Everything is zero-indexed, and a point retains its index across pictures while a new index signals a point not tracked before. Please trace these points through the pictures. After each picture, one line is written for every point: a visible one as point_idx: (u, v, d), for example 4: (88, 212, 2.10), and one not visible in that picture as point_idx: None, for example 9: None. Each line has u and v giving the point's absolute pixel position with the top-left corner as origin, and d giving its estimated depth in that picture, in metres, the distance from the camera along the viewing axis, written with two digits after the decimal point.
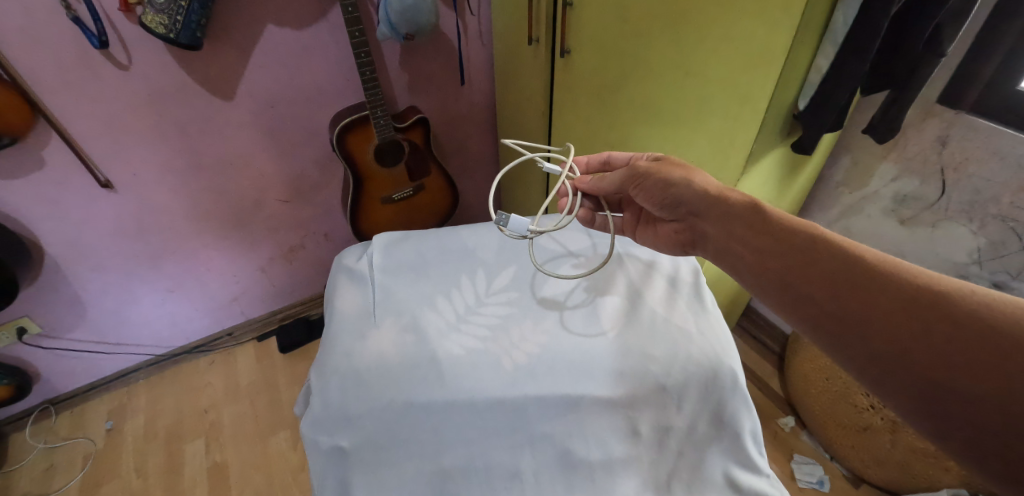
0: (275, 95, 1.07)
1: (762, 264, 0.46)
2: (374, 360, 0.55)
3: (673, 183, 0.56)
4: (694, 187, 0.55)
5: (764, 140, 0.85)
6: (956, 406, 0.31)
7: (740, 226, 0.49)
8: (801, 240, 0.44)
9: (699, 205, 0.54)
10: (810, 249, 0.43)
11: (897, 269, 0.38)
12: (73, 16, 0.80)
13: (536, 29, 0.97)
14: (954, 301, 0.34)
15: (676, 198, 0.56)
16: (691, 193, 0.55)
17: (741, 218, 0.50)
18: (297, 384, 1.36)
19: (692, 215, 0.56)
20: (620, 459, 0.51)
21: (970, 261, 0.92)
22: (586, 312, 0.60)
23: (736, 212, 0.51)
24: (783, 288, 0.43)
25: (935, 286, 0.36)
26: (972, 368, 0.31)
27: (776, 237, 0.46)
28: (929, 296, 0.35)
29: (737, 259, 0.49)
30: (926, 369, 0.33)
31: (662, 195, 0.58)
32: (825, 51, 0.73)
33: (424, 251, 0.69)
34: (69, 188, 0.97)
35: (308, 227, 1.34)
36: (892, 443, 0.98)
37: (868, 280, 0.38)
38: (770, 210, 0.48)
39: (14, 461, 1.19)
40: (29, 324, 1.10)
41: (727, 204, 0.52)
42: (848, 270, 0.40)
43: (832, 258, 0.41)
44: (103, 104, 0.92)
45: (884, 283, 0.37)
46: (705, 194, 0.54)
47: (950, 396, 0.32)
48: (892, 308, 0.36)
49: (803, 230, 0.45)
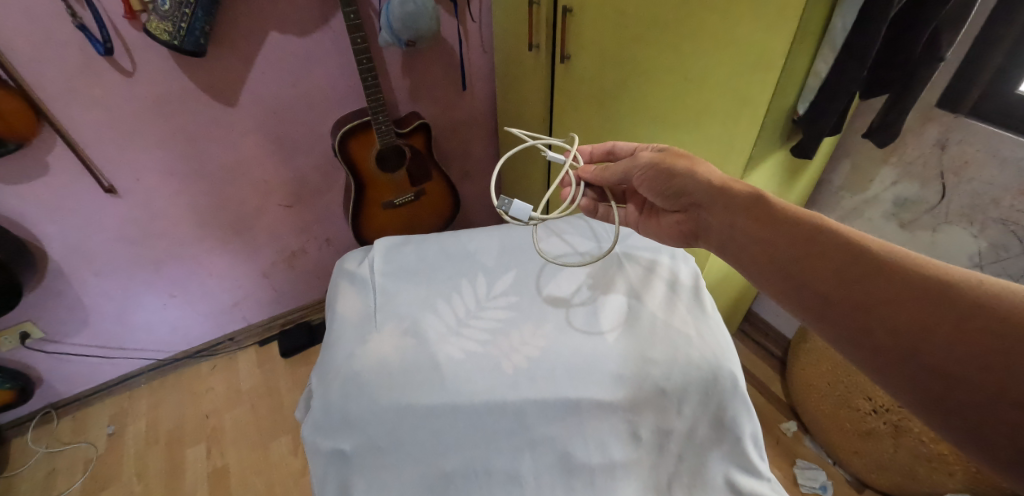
0: (277, 101, 1.08)
1: (766, 259, 0.46)
2: (374, 364, 0.55)
3: (676, 174, 0.56)
4: (698, 177, 0.55)
5: (765, 145, 0.85)
6: (961, 397, 0.31)
7: (743, 220, 0.49)
8: (804, 234, 0.44)
9: (702, 196, 0.54)
10: (814, 242, 0.43)
11: (902, 259, 0.38)
12: (79, 24, 0.81)
13: (536, 34, 1.00)
14: (960, 291, 0.34)
15: (679, 189, 0.56)
16: (693, 184, 0.55)
17: (744, 210, 0.50)
18: (298, 389, 1.36)
19: (694, 209, 0.56)
20: (621, 463, 0.51)
21: (971, 264, 0.92)
22: (588, 311, 0.61)
23: (737, 204, 0.51)
24: (788, 281, 0.43)
25: (940, 277, 0.36)
26: (981, 360, 0.31)
27: (779, 231, 0.46)
28: (937, 287, 0.35)
29: (740, 252, 0.49)
30: (936, 360, 0.33)
31: (664, 185, 0.58)
32: (823, 56, 0.74)
33: (424, 254, 0.69)
34: (73, 193, 0.98)
35: (310, 232, 1.34)
36: (895, 448, 0.97)
37: (871, 271, 0.38)
38: (772, 202, 0.49)
39: (16, 466, 1.19)
40: (31, 328, 1.10)
41: (729, 194, 0.52)
42: (854, 261, 0.40)
43: (835, 249, 0.41)
44: (107, 109, 0.93)
45: (890, 274, 0.37)
46: (708, 185, 0.54)
47: (957, 386, 0.32)
48: (900, 300, 0.36)
49: (807, 223, 0.45)
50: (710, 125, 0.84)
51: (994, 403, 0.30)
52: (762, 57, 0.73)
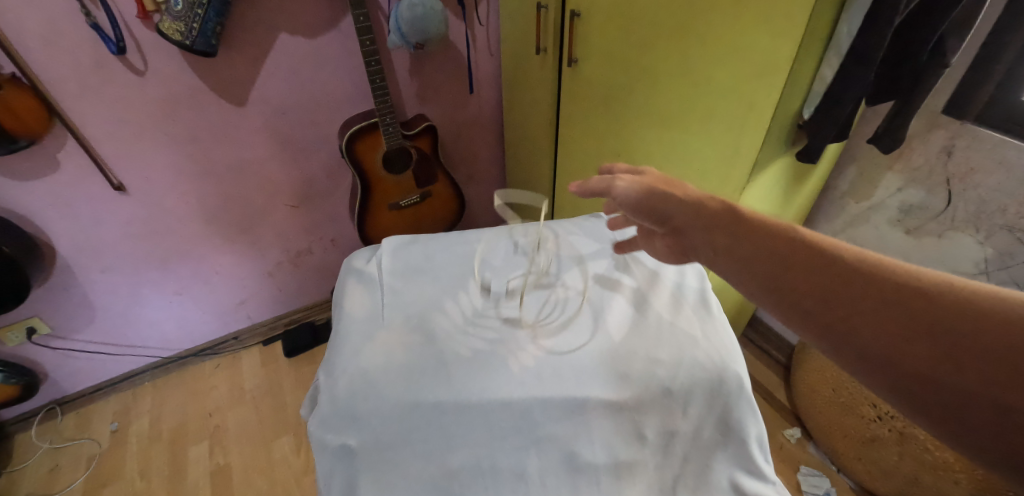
0: (286, 101, 1.09)
1: (749, 275, 0.37)
2: (382, 360, 0.55)
3: (654, 200, 0.45)
4: (677, 202, 0.44)
5: (770, 150, 0.85)
6: (979, 422, 0.27)
7: (724, 245, 0.39)
8: (781, 250, 0.36)
9: (683, 220, 0.43)
10: (803, 261, 0.35)
11: (894, 273, 0.32)
12: (93, 23, 0.83)
13: (542, 39, 1.00)
14: (966, 306, 0.29)
15: (659, 214, 0.45)
16: (675, 208, 0.44)
17: (726, 227, 0.40)
18: (301, 388, 1.36)
19: (674, 235, 0.45)
20: (626, 464, 0.50)
21: (977, 272, 0.92)
22: (595, 317, 0.60)
23: (719, 222, 0.40)
24: (782, 306, 0.35)
25: (939, 289, 0.30)
26: (994, 378, 0.26)
27: (766, 245, 0.37)
28: (934, 298, 0.30)
29: (726, 276, 0.39)
30: (950, 383, 0.28)
31: (644, 211, 0.46)
32: (828, 60, 0.75)
33: (432, 254, 0.69)
34: (84, 190, 0.99)
35: (316, 232, 1.35)
36: (900, 455, 0.96)
37: (870, 289, 0.32)
38: (757, 218, 0.39)
39: (19, 461, 1.19)
40: (39, 323, 1.11)
41: (709, 215, 0.41)
42: (837, 277, 0.33)
43: (821, 264, 0.34)
44: (119, 107, 0.94)
45: (885, 291, 0.31)
46: (688, 208, 0.43)
47: (970, 407, 0.27)
48: (904, 320, 0.30)
49: (792, 234, 0.37)
50: (719, 129, 0.84)
51: (1016, 428, 0.26)
52: (768, 60, 0.73)
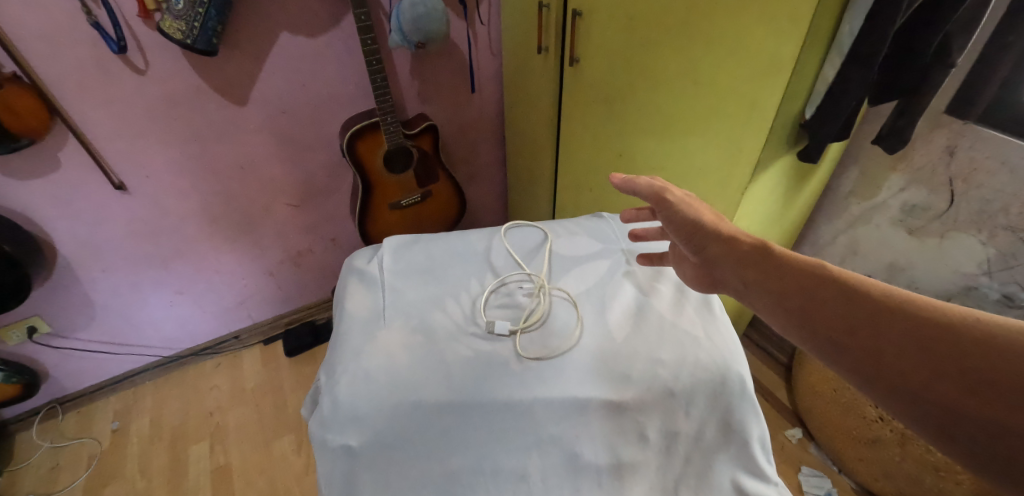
0: (287, 100, 1.09)
1: (774, 306, 0.41)
2: (384, 362, 0.55)
3: (694, 225, 0.49)
4: (713, 230, 0.48)
5: (772, 150, 0.82)
6: (977, 436, 0.29)
7: (753, 273, 0.43)
8: (803, 279, 0.40)
9: (716, 251, 0.47)
10: (819, 291, 0.39)
11: (902, 303, 0.35)
12: (94, 22, 0.83)
13: (545, 38, 1.02)
14: (967, 334, 0.31)
15: (697, 240, 0.49)
16: (709, 237, 0.48)
17: (753, 261, 0.44)
18: (301, 387, 1.36)
19: (709, 264, 0.49)
20: (628, 465, 0.50)
21: (980, 272, 0.92)
22: (598, 318, 0.60)
23: (746, 254, 0.45)
24: (800, 326, 0.39)
25: (942, 318, 0.33)
26: (990, 395, 0.29)
27: (790, 279, 0.41)
28: (942, 325, 0.32)
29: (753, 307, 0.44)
30: (947, 399, 0.30)
31: (683, 234, 0.50)
32: (831, 61, 0.74)
33: (433, 254, 0.69)
34: (84, 189, 0.99)
35: (316, 231, 1.35)
36: (902, 456, 0.96)
37: (882, 319, 0.35)
38: (782, 253, 0.43)
39: (20, 460, 1.19)
40: (39, 323, 1.11)
41: (738, 248, 0.46)
42: (855, 308, 0.36)
43: (840, 297, 0.37)
44: (120, 106, 0.94)
45: (891, 317, 0.34)
46: (719, 238, 0.48)
47: (968, 423, 0.29)
48: (904, 341, 0.33)
49: (814, 269, 0.41)
50: (721, 129, 0.83)
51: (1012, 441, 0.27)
52: (770, 61, 0.71)
